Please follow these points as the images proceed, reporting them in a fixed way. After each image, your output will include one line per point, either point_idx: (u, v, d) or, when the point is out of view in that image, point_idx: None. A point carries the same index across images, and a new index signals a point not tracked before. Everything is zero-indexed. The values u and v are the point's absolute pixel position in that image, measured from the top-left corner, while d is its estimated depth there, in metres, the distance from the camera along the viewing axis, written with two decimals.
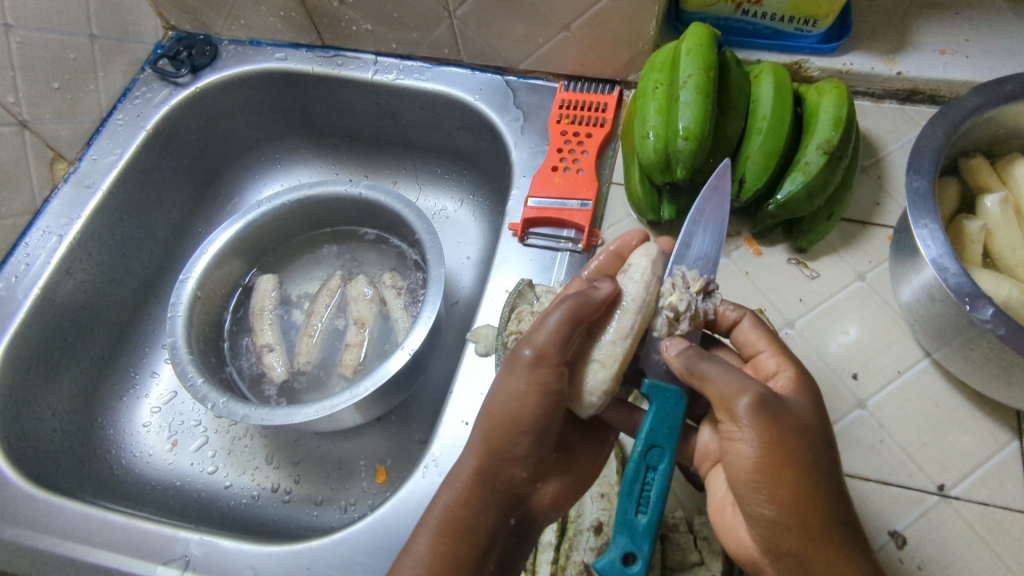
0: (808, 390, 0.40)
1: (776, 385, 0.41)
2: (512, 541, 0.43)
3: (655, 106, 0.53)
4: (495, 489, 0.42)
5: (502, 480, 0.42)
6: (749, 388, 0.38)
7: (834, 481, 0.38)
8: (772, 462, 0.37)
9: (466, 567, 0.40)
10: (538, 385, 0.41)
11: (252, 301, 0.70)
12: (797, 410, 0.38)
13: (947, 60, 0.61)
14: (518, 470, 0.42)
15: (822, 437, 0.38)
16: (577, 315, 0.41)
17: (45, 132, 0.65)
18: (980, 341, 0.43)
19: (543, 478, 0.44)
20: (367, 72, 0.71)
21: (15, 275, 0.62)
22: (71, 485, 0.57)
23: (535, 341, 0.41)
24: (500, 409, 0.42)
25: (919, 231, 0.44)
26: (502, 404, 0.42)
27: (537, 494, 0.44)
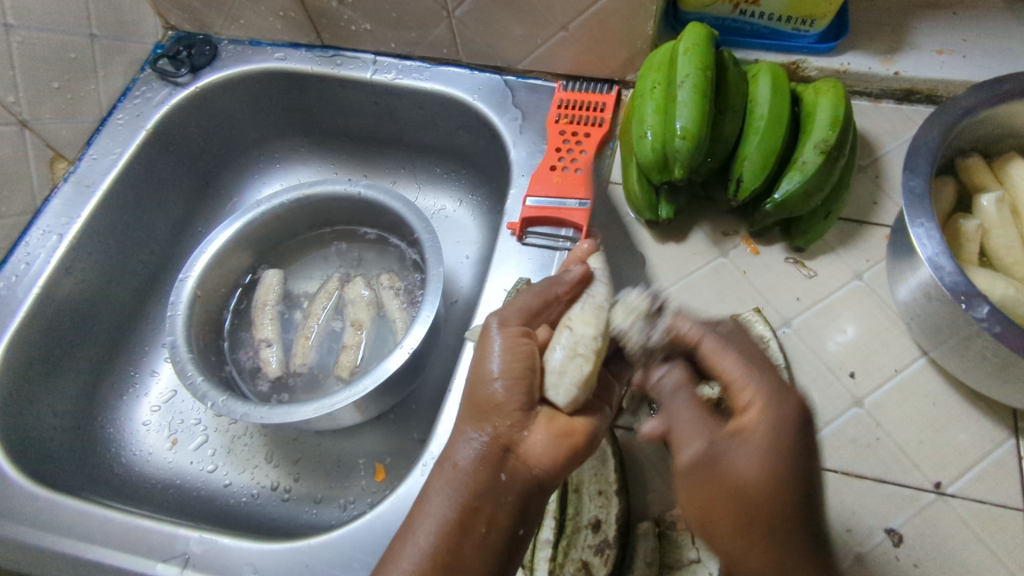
0: (771, 437, 0.36)
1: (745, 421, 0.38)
2: (508, 498, 0.42)
3: (652, 105, 0.54)
4: (480, 449, 0.42)
5: (486, 439, 0.43)
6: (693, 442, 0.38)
7: (802, 544, 0.34)
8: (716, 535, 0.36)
9: (457, 527, 0.41)
10: (508, 348, 0.44)
11: (256, 294, 0.70)
12: (746, 468, 0.35)
13: (944, 60, 0.61)
14: (502, 424, 0.42)
15: (774, 507, 0.34)
16: (542, 292, 0.47)
17: (46, 132, 0.66)
18: (975, 340, 0.43)
19: (531, 428, 0.43)
20: (366, 72, 0.71)
21: (16, 274, 0.62)
22: (71, 483, 0.58)
23: (501, 314, 0.46)
24: (475, 375, 0.44)
25: (915, 229, 0.44)
26: (477, 371, 0.44)
27: (528, 444, 0.42)
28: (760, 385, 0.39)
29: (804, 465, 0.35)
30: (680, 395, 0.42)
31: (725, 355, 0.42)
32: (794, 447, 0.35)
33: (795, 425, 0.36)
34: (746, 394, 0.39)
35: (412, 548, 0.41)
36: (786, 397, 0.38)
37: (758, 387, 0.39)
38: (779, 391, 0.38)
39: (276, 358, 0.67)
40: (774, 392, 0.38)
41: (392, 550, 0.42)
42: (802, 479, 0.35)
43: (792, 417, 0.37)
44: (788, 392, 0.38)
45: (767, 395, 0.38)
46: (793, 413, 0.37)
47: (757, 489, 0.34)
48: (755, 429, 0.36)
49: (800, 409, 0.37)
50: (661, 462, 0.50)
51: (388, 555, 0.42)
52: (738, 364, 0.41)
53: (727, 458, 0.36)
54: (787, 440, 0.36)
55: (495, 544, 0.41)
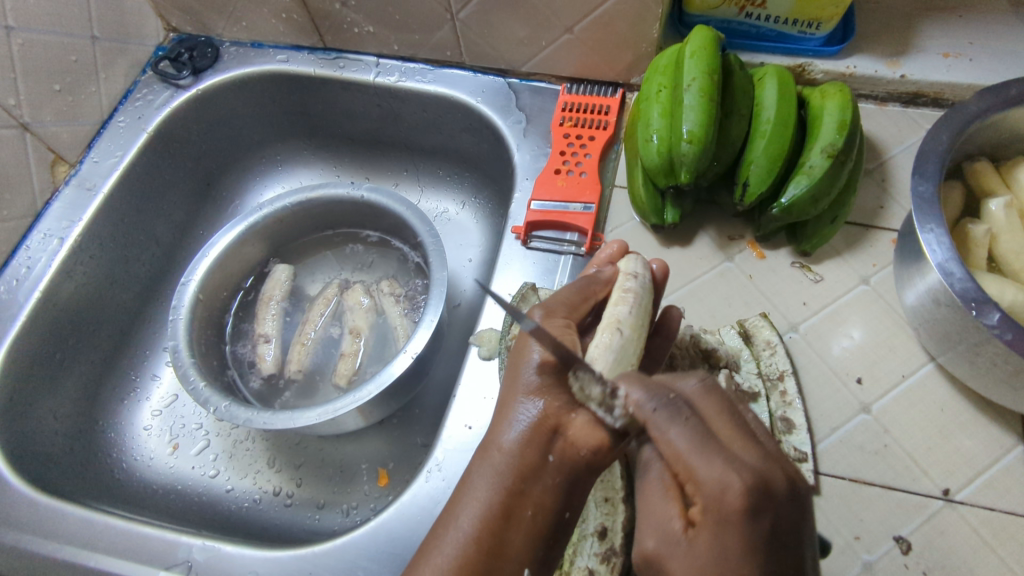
0: (722, 534, 0.32)
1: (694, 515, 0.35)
2: (555, 479, 0.41)
3: (658, 109, 0.53)
4: (526, 432, 0.41)
5: (531, 421, 0.42)
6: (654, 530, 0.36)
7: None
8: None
9: (501, 512, 0.41)
10: (551, 330, 0.45)
11: (264, 288, 0.70)
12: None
13: (951, 63, 0.61)
14: (551, 404, 0.42)
15: None
16: (582, 287, 0.48)
17: (46, 134, 0.65)
18: (985, 346, 0.43)
19: (579, 410, 0.42)
20: (368, 75, 0.71)
21: (16, 278, 0.62)
22: (72, 489, 0.57)
23: (545, 304, 0.46)
24: (522, 357, 0.44)
25: (925, 235, 0.44)
26: (523, 354, 0.44)
27: (576, 425, 0.41)
28: (706, 473, 0.33)
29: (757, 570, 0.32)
30: (653, 472, 0.38)
31: (671, 425, 0.34)
32: (750, 542, 0.32)
33: (743, 522, 0.32)
34: (684, 467, 0.34)
35: (455, 534, 0.40)
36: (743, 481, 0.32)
37: (700, 479, 0.33)
38: (742, 478, 0.32)
39: (272, 351, 0.67)
40: (721, 473, 0.32)
41: (432, 537, 0.41)
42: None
43: (744, 506, 0.32)
44: (749, 477, 0.32)
45: (715, 488, 0.32)
46: (743, 508, 0.32)
47: None
48: (708, 524, 0.33)
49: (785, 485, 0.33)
50: None
51: (429, 540, 0.42)
52: (687, 446, 0.34)
53: (675, 560, 0.34)
54: (733, 538, 0.32)
55: (541, 528, 0.41)
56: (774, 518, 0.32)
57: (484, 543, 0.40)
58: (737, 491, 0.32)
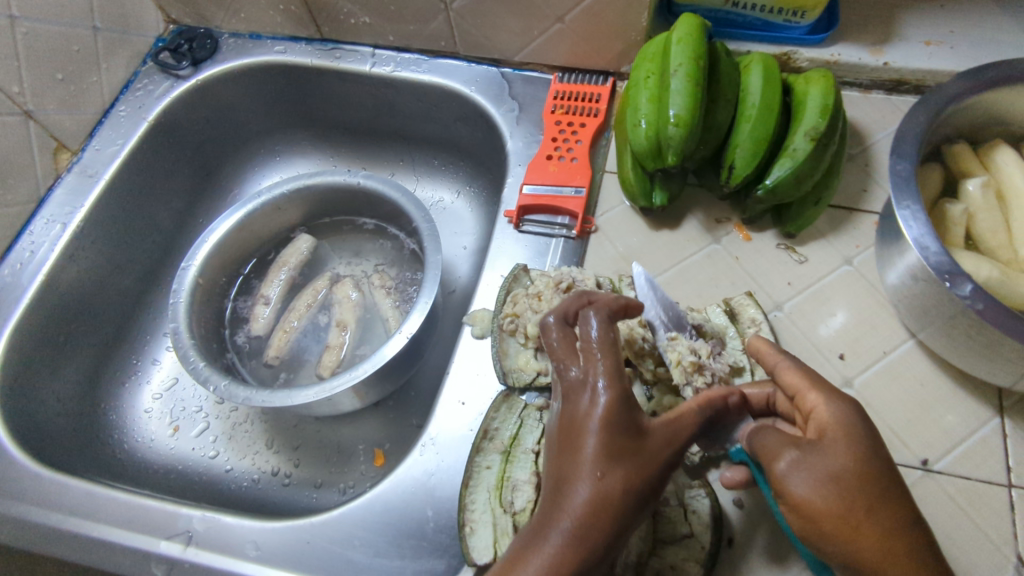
0: (845, 427, 0.38)
1: (817, 424, 0.38)
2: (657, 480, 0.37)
3: (647, 95, 0.55)
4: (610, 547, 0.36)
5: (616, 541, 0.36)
6: (781, 451, 0.37)
7: (899, 516, 0.36)
8: (827, 543, 0.36)
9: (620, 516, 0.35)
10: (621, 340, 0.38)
11: (282, 252, 0.72)
12: (838, 461, 0.36)
13: (933, 50, 0.62)
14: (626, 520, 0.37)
15: (868, 490, 0.36)
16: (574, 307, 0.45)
17: (49, 121, 0.67)
18: (960, 319, 0.44)
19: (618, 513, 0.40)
20: (365, 65, 0.72)
21: (19, 262, 0.63)
22: (76, 466, 0.59)
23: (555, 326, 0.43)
24: (586, 479, 0.35)
25: (901, 212, 0.45)
26: (586, 475, 0.35)
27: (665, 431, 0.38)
28: (821, 393, 0.40)
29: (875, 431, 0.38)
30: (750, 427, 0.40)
31: (795, 479, 0.36)
32: (880, 499, 0.36)
33: (861, 421, 0.38)
34: (815, 517, 0.35)
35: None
36: (841, 413, 0.38)
37: (825, 394, 0.39)
38: (848, 437, 0.37)
39: (267, 312, 0.70)
40: (847, 440, 0.37)
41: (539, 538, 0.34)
42: (883, 456, 0.37)
43: (862, 464, 0.36)
44: (850, 439, 0.37)
45: (836, 399, 0.39)
46: (858, 462, 0.36)
47: (853, 477, 0.36)
48: (831, 425, 0.38)
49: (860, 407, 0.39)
50: None
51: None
52: (797, 376, 0.41)
53: (813, 459, 0.37)
54: (863, 438, 0.37)
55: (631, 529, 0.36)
56: (872, 443, 0.37)
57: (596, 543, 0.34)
58: (849, 423, 0.38)
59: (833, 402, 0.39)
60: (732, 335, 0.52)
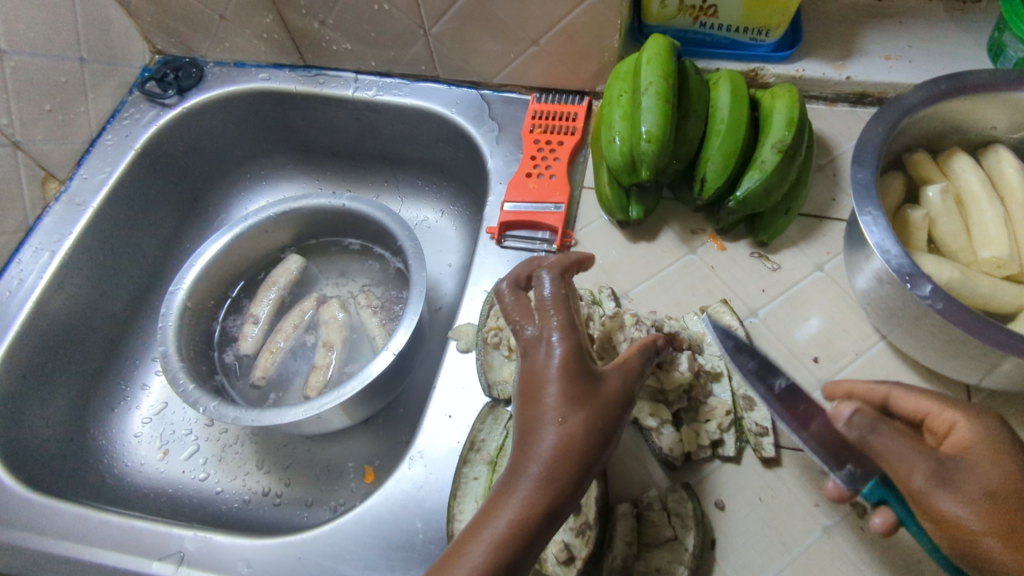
0: (990, 444, 0.38)
1: (958, 440, 0.39)
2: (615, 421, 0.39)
3: (620, 112, 0.57)
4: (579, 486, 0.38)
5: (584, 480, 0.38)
6: (919, 465, 0.36)
7: None
8: (989, 559, 0.34)
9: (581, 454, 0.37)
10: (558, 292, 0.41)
11: (271, 272, 0.73)
12: (991, 474, 0.36)
13: (892, 64, 0.65)
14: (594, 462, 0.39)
15: (1022, 504, 0.35)
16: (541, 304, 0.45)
17: (37, 152, 0.68)
18: (924, 319, 0.46)
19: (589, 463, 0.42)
20: (347, 90, 0.74)
21: (8, 290, 0.64)
22: (67, 491, 0.59)
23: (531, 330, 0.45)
24: (545, 424, 0.37)
25: (863, 218, 0.47)
26: (545, 419, 0.37)
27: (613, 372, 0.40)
28: (955, 412, 0.40)
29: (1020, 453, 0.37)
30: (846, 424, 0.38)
31: (941, 494, 0.35)
32: None
33: (1006, 440, 0.38)
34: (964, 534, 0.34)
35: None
36: (982, 430, 0.38)
37: (962, 414, 0.40)
38: (994, 452, 0.37)
39: (256, 331, 0.70)
40: (994, 456, 0.37)
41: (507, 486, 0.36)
42: None
43: (1013, 477, 0.36)
44: (994, 455, 0.37)
45: (972, 416, 0.39)
46: (1008, 476, 0.36)
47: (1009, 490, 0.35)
48: (974, 442, 0.38)
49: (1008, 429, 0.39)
50: (640, 447, 0.52)
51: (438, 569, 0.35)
52: (925, 399, 0.42)
53: (959, 472, 0.36)
54: (1007, 453, 0.37)
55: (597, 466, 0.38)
56: (1022, 460, 0.37)
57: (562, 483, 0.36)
58: (995, 439, 0.38)
59: (975, 421, 0.39)
60: (709, 341, 0.54)
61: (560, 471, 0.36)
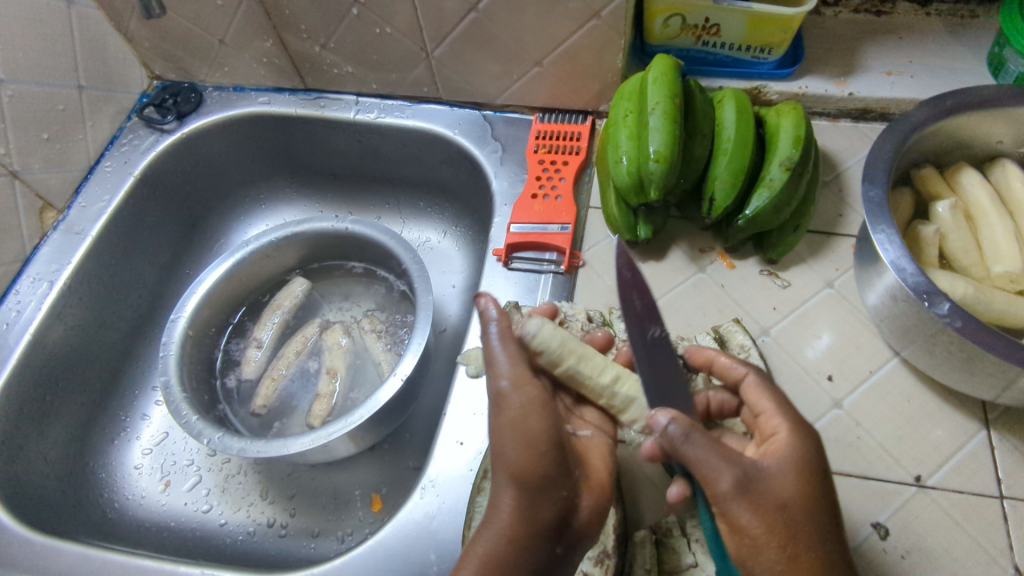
0: (796, 449, 0.38)
1: (768, 447, 0.39)
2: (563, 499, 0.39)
3: (626, 132, 0.57)
4: (541, 520, 0.38)
5: (544, 513, 0.38)
6: (726, 471, 0.36)
7: (826, 541, 0.36)
8: (762, 561, 0.36)
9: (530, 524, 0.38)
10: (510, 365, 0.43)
11: (276, 295, 0.72)
12: (779, 481, 0.37)
13: (894, 79, 0.65)
14: (561, 496, 0.39)
15: (809, 515, 0.36)
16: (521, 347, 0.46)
17: (35, 181, 0.67)
18: (941, 337, 0.46)
19: (580, 496, 0.41)
20: (349, 112, 0.74)
21: (6, 322, 0.63)
22: (67, 528, 0.57)
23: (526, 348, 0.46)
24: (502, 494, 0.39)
25: (877, 235, 0.47)
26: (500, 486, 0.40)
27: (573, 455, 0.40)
28: (786, 416, 0.40)
29: (821, 463, 0.38)
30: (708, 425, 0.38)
31: (738, 502, 0.36)
32: (817, 528, 0.36)
33: (813, 454, 0.38)
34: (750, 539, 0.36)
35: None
36: (798, 441, 0.39)
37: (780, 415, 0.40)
38: (797, 464, 0.38)
39: (259, 355, 0.70)
40: (796, 467, 0.37)
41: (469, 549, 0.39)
42: (821, 484, 0.38)
43: (800, 489, 0.37)
44: (783, 469, 0.37)
45: (795, 424, 0.39)
46: (798, 486, 0.37)
47: (798, 501, 0.36)
48: (781, 451, 0.38)
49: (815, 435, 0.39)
50: (655, 471, 0.51)
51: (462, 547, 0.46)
52: (767, 399, 0.41)
53: (773, 476, 0.37)
54: (813, 466, 0.38)
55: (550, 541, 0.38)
56: (819, 473, 0.38)
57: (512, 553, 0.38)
58: (802, 456, 0.38)
59: (794, 428, 0.39)
60: None
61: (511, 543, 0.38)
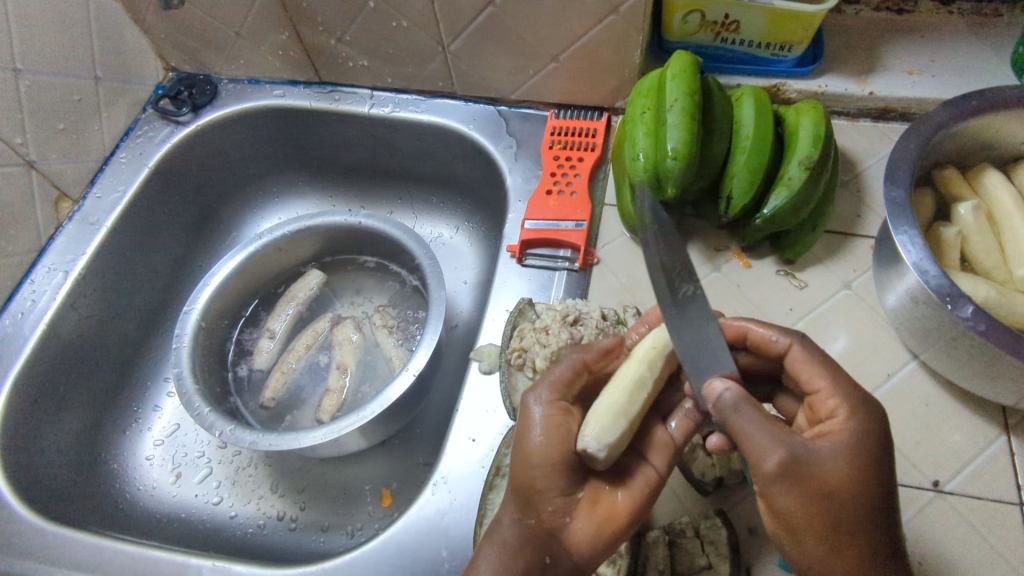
0: (854, 434, 0.37)
1: (823, 428, 0.38)
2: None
3: (643, 129, 0.56)
4: (525, 530, 0.41)
5: (530, 523, 0.42)
6: (773, 450, 0.36)
7: (871, 537, 0.35)
8: (798, 543, 0.36)
9: None
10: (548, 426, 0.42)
11: (292, 286, 0.73)
12: (831, 467, 0.36)
13: (916, 79, 0.64)
14: (546, 509, 0.42)
15: (855, 504, 0.35)
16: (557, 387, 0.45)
17: (51, 171, 0.67)
18: (963, 340, 0.45)
19: (573, 514, 0.42)
20: (363, 106, 0.74)
21: (21, 312, 0.63)
22: (79, 518, 0.58)
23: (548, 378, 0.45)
24: (498, 543, 0.41)
25: (899, 237, 0.47)
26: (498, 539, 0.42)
27: (574, 531, 0.41)
28: (846, 392, 0.38)
29: (882, 449, 0.37)
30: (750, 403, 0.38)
31: (780, 487, 0.36)
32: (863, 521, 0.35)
33: (875, 440, 0.37)
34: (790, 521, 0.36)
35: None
36: (857, 426, 0.37)
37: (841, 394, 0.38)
38: (855, 445, 0.36)
39: (271, 346, 0.70)
40: (851, 454, 0.36)
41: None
42: (881, 473, 0.36)
43: (856, 471, 0.36)
44: (836, 453, 0.36)
45: (856, 402, 0.38)
46: (850, 473, 0.36)
47: (846, 490, 0.35)
48: (835, 434, 0.37)
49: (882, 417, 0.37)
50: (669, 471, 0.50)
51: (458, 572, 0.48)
52: (825, 371, 0.40)
53: (819, 461, 0.36)
54: (870, 447, 0.36)
55: None
56: (878, 462, 0.36)
57: None
58: (860, 439, 0.36)
59: (855, 410, 0.37)
60: None
61: None
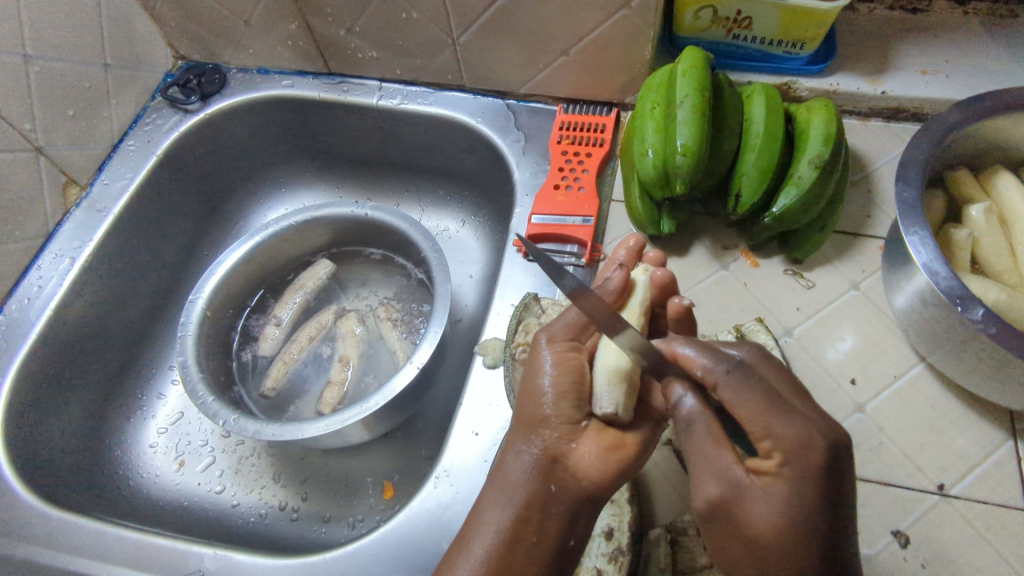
0: (797, 485, 0.34)
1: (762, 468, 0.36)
2: (559, 509, 0.43)
3: (653, 124, 0.56)
4: (531, 462, 0.43)
5: (535, 451, 0.44)
6: (704, 487, 0.37)
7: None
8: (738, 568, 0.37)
9: (524, 525, 0.42)
10: (557, 361, 0.45)
11: (301, 275, 0.73)
12: (763, 519, 0.35)
13: (929, 79, 0.64)
14: (550, 436, 0.44)
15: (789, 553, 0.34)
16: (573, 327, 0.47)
17: (59, 157, 0.67)
18: (972, 342, 0.44)
19: (579, 440, 0.44)
20: (371, 98, 0.73)
21: (28, 297, 0.63)
22: (83, 504, 0.58)
23: (550, 329, 0.47)
24: (502, 481, 0.44)
25: (910, 237, 0.46)
26: (502, 477, 0.44)
27: (579, 455, 0.43)
28: (787, 428, 0.35)
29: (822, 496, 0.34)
30: (696, 423, 0.38)
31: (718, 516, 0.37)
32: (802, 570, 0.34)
33: (817, 486, 0.34)
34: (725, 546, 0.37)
35: (469, 558, 0.42)
36: (797, 486, 0.34)
37: (782, 433, 0.35)
38: (790, 492, 0.34)
39: (277, 333, 0.70)
40: (786, 506, 0.34)
41: (467, 530, 0.43)
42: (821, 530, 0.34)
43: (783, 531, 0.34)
44: (781, 495, 0.34)
45: (796, 441, 0.34)
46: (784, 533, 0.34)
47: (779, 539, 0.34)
48: (780, 476, 0.35)
49: (825, 461, 0.34)
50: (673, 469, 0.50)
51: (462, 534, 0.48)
52: (760, 407, 0.36)
53: (746, 506, 0.35)
54: (805, 494, 0.34)
55: (547, 554, 0.42)
56: (813, 514, 0.34)
57: (506, 555, 0.41)
58: (801, 491, 0.34)
59: (794, 462, 0.34)
60: None
61: (504, 543, 0.42)
